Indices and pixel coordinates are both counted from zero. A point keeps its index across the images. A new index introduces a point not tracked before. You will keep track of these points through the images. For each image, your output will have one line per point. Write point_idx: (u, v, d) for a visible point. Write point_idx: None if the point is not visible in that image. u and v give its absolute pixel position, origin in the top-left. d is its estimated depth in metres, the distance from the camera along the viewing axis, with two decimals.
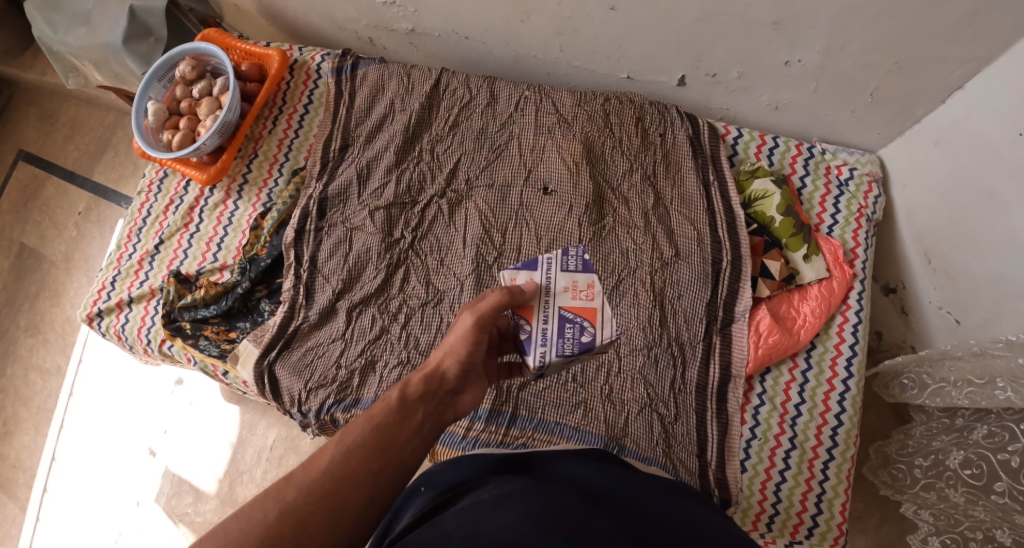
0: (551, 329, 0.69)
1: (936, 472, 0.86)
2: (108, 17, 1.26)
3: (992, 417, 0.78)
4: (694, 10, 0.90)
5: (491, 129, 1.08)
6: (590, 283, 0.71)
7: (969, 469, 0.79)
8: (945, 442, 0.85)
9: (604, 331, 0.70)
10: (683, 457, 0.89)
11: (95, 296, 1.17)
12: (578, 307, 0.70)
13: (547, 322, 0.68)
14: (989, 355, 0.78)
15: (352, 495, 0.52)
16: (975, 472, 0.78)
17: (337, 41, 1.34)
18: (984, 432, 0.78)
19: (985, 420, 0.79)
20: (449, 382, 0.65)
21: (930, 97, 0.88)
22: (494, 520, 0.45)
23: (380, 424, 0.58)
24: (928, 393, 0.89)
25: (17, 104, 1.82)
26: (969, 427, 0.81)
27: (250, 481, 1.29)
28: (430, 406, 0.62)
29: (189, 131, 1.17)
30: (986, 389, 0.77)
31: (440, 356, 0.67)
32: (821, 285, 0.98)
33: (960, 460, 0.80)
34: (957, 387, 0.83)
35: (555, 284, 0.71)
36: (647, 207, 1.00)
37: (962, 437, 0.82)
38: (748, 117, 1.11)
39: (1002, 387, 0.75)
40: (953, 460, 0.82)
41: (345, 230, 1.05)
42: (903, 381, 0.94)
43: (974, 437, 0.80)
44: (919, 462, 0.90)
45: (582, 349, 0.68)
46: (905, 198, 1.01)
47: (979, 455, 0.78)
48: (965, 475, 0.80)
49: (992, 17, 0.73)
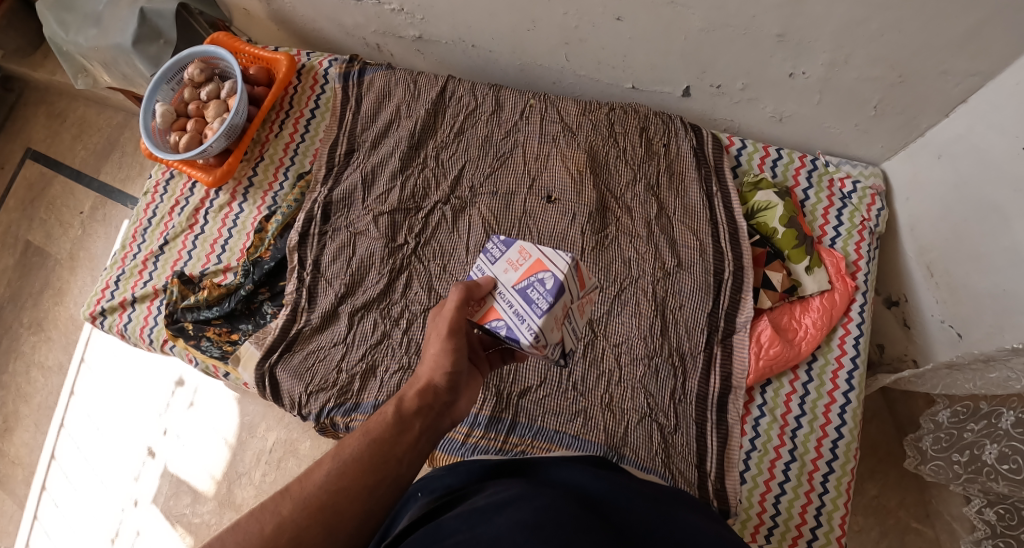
0: (518, 307, 0.63)
1: (975, 467, 0.85)
2: (119, 19, 1.27)
3: (1015, 402, 0.76)
4: (699, 21, 0.91)
5: (496, 137, 1.09)
6: (519, 250, 0.67)
7: (1006, 465, 0.78)
8: (976, 434, 0.83)
9: (560, 264, 0.65)
10: (682, 467, 0.89)
11: (99, 295, 1.17)
12: (529, 269, 0.65)
13: (511, 305, 0.64)
14: (996, 362, 0.78)
15: (347, 509, 0.53)
16: (1012, 467, 0.77)
17: (344, 47, 1.35)
18: (1011, 420, 0.76)
19: (1009, 405, 0.77)
20: (442, 392, 0.63)
21: (934, 110, 0.89)
22: (489, 530, 0.44)
23: (377, 437, 0.58)
24: (938, 389, 0.89)
25: (27, 103, 1.83)
26: (995, 413, 0.79)
27: (249, 484, 1.29)
28: (428, 420, 0.61)
29: (197, 133, 1.18)
30: (999, 379, 0.77)
31: (428, 369, 0.64)
32: (822, 298, 0.98)
33: (996, 455, 0.80)
34: (969, 382, 0.82)
35: (496, 270, 0.67)
36: (649, 217, 1.01)
37: (991, 427, 0.80)
38: (752, 129, 1.11)
39: (1015, 378, 0.74)
40: (989, 455, 0.81)
41: (348, 234, 1.06)
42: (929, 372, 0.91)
43: (1003, 426, 0.78)
44: (956, 458, 0.88)
45: (554, 294, 0.62)
46: (908, 211, 1.01)
47: (1014, 449, 0.77)
48: (1004, 470, 0.79)
49: (995, 32, 0.73)
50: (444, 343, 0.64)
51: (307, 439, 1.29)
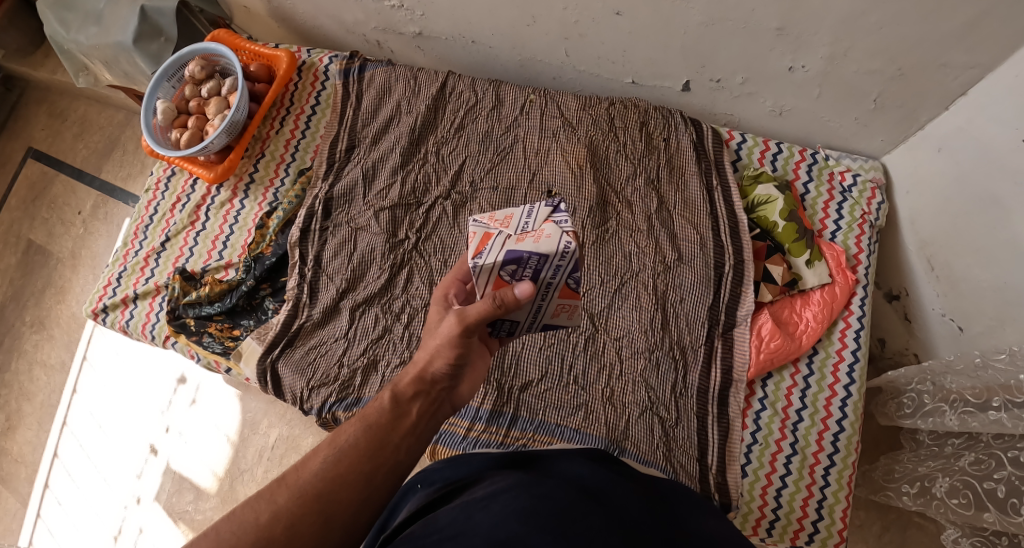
0: (554, 272, 0.57)
1: (925, 499, 0.90)
2: (119, 17, 1.28)
3: (980, 444, 0.81)
4: (699, 15, 0.91)
5: (496, 132, 1.09)
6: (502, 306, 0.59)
7: (956, 498, 0.83)
8: (931, 467, 0.89)
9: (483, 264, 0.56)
10: (683, 460, 0.89)
11: (101, 292, 1.18)
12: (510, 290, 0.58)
13: (554, 279, 0.57)
14: (989, 369, 0.80)
15: (343, 496, 0.53)
16: (962, 501, 0.83)
17: (344, 44, 1.36)
18: (970, 459, 0.82)
19: (972, 446, 0.82)
20: (441, 380, 0.64)
21: (934, 103, 0.89)
22: (485, 518, 0.45)
23: (371, 422, 0.59)
24: (920, 416, 0.90)
25: (27, 103, 1.83)
26: (957, 454, 0.84)
27: (251, 480, 1.29)
28: (425, 403, 0.62)
29: (198, 130, 1.19)
30: (980, 408, 0.79)
31: (428, 354, 0.64)
32: (823, 292, 0.98)
33: (947, 488, 0.85)
34: (952, 405, 0.84)
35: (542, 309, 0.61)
36: (649, 211, 1.01)
37: (948, 463, 0.86)
38: (753, 124, 1.11)
39: (995, 407, 0.76)
40: (940, 488, 0.86)
41: (349, 230, 1.06)
42: (902, 399, 0.95)
43: (961, 463, 0.83)
44: (906, 489, 0.93)
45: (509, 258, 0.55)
46: (908, 205, 1.01)
47: (965, 483, 0.82)
48: (953, 503, 0.84)
49: (995, 24, 0.73)
50: (448, 337, 0.62)
51: (309, 436, 1.30)
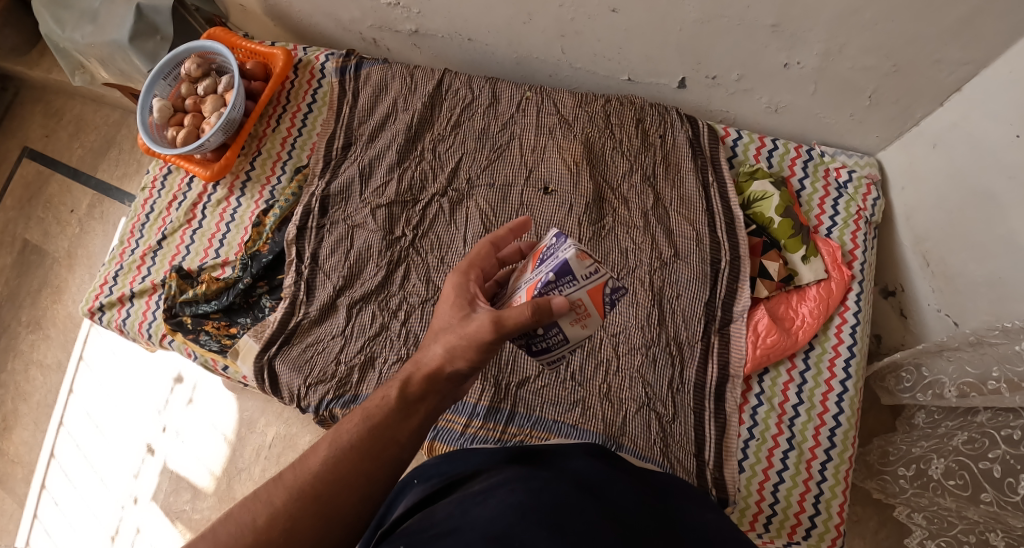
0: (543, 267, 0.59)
1: (921, 482, 0.89)
2: (116, 15, 1.27)
3: (974, 423, 0.81)
4: (695, 12, 0.91)
5: (492, 129, 1.09)
6: None
7: (953, 480, 0.82)
8: (925, 449, 0.89)
9: None
10: (681, 455, 0.89)
11: (97, 291, 1.17)
12: None
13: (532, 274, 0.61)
14: (984, 344, 0.80)
15: (340, 490, 0.53)
16: (958, 482, 0.82)
17: (340, 41, 1.36)
18: (964, 438, 0.81)
19: (967, 425, 0.82)
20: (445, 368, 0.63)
21: (929, 99, 0.89)
22: (481, 512, 0.45)
23: (365, 415, 0.59)
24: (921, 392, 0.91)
25: (23, 103, 1.83)
26: (950, 433, 0.85)
27: (248, 479, 1.29)
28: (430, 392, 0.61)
29: (193, 128, 1.18)
30: (981, 378, 0.79)
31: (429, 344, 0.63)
32: (819, 287, 0.98)
33: (943, 470, 0.84)
34: (954, 379, 0.85)
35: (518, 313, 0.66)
36: (646, 207, 1.01)
37: (942, 444, 0.86)
38: (749, 120, 1.12)
39: (996, 377, 0.77)
40: (935, 470, 0.86)
41: (346, 228, 1.06)
42: (901, 373, 0.96)
43: (954, 443, 0.83)
44: (902, 472, 0.93)
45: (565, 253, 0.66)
46: (904, 200, 1.02)
47: (960, 464, 0.81)
48: (949, 484, 0.83)
49: (990, 20, 0.73)
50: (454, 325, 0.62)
51: (306, 434, 1.30)
